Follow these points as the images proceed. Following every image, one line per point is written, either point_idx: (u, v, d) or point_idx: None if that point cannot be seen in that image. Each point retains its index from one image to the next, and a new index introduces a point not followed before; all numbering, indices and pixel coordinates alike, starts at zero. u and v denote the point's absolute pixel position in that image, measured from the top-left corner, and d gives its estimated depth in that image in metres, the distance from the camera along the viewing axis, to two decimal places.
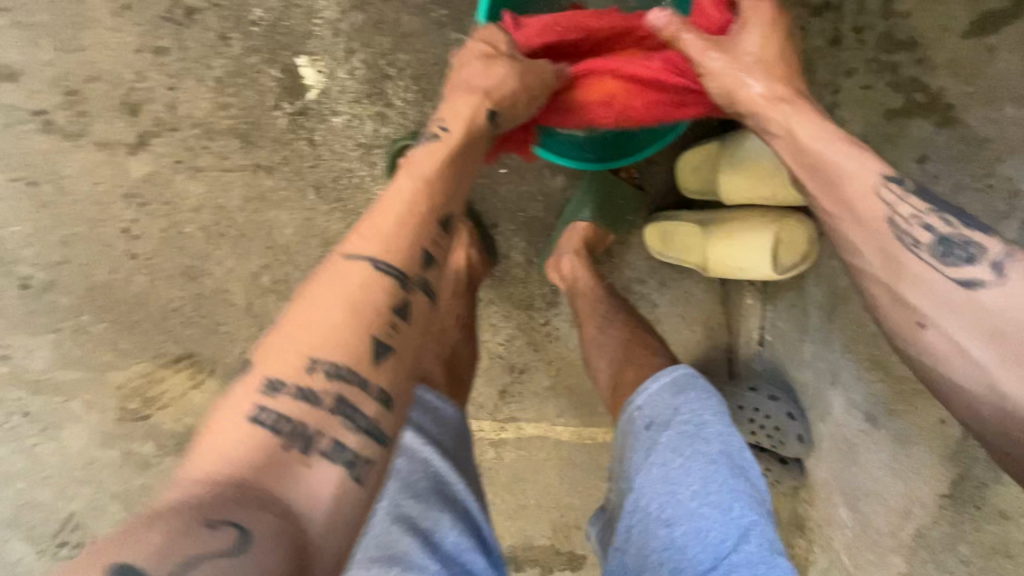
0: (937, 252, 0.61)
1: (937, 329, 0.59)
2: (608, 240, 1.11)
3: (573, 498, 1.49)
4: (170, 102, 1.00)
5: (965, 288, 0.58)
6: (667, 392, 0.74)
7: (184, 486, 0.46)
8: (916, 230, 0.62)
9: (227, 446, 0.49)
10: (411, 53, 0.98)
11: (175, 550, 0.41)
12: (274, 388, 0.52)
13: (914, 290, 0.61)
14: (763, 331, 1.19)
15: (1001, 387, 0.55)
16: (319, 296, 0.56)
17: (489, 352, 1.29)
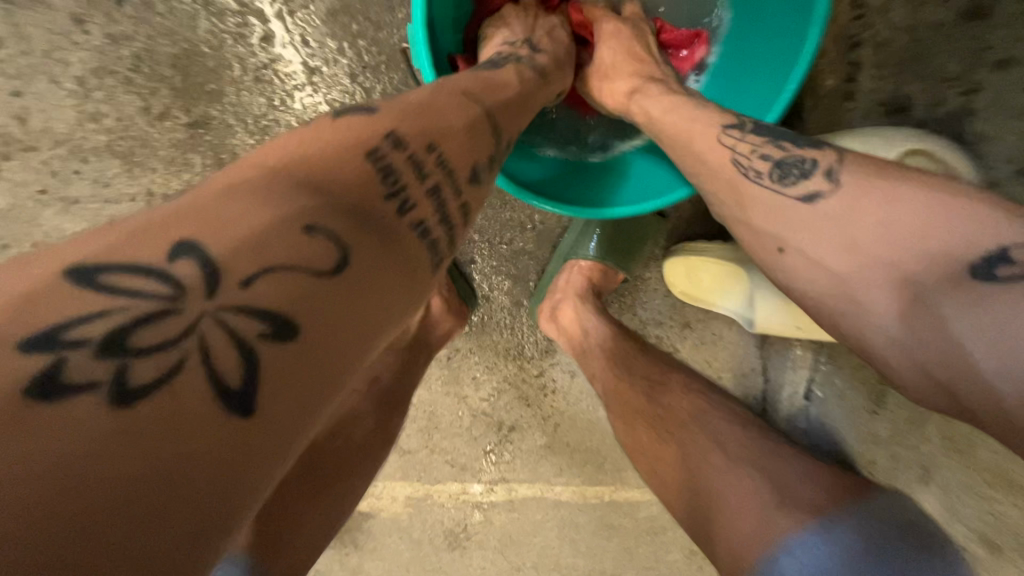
0: (777, 176, 0.54)
1: (793, 249, 0.52)
2: (618, 280, 0.86)
3: (577, 563, 1.26)
4: (19, 113, 0.73)
5: (807, 203, 0.51)
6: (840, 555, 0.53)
7: (276, 176, 0.37)
8: (756, 161, 0.55)
9: (336, 161, 0.40)
10: (343, 38, 0.71)
11: (267, 246, 0.33)
12: (393, 139, 0.43)
13: (766, 216, 0.54)
14: (810, 384, 0.93)
15: (865, 305, 0.48)
16: (437, 104, 0.48)
17: (470, 409, 1.05)
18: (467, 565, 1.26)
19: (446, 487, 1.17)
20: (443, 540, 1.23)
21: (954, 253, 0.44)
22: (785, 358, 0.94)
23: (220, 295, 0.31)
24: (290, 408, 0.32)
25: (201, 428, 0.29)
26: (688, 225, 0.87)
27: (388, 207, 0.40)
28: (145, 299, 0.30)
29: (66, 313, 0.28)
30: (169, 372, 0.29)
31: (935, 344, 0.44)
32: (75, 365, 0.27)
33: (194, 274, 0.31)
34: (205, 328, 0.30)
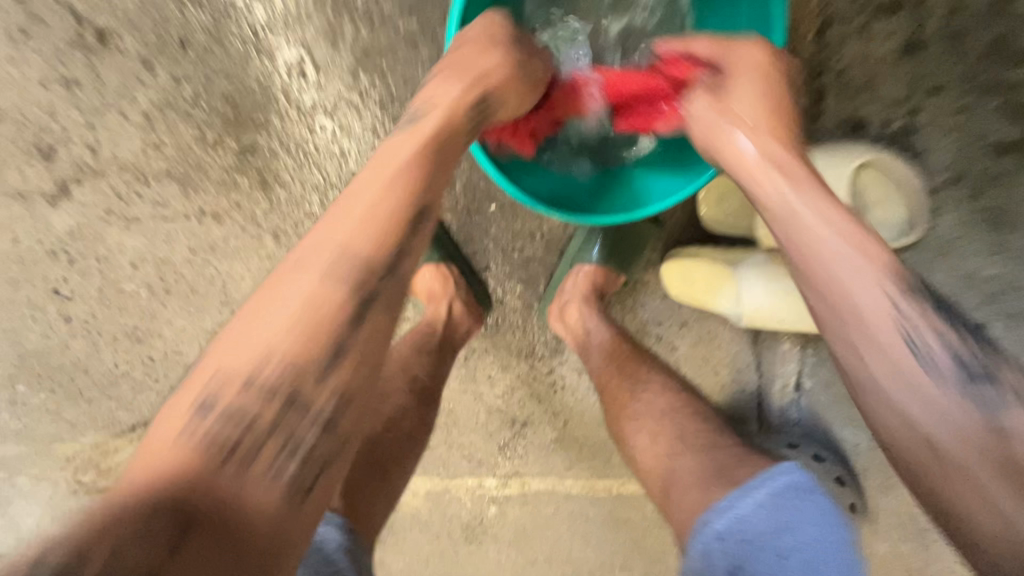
0: (953, 370, 0.45)
1: (954, 459, 0.42)
2: (620, 283, 0.95)
3: (587, 554, 1.33)
4: (91, 144, 0.83)
5: (983, 409, 0.43)
6: (766, 516, 0.61)
7: (142, 465, 0.42)
8: (923, 334, 0.46)
9: (174, 433, 0.43)
10: (374, 73, 0.81)
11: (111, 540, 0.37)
12: (220, 389, 0.44)
13: (927, 409, 0.44)
14: (800, 376, 1.01)
15: None
16: (305, 254, 0.48)
17: (486, 405, 1.13)
18: (483, 557, 1.33)
19: (464, 482, 1.25)
20: (461, 532, 1.31)
21: None
22: (775, 353, 1.02)
23: None
24: None
25: None
26: (682, 231, 0.95)
27: (310, 377, 0.45)
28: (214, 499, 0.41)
29: None
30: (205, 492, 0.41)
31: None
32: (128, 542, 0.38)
33: None
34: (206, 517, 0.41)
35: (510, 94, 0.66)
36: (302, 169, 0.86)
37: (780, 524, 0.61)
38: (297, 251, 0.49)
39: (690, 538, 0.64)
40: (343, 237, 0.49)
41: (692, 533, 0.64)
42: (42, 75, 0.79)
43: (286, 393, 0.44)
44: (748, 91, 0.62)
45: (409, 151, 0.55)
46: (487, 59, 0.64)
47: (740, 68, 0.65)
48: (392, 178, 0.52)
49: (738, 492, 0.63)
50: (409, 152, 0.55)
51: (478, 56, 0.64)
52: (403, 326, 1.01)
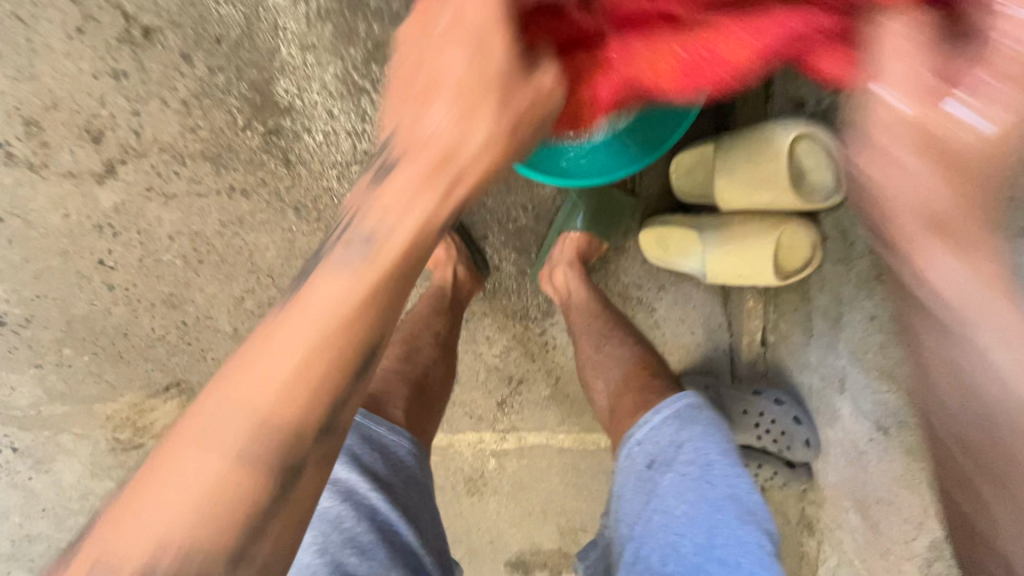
0: None
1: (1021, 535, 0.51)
2: (602, 250, 1.07)
3: (579, 503, 1.46)
4: (136, 128, 0.95)
5: None
6: (669, 426, 0.72)
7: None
8: None
9: (129, 553, 0.39)
10: (384, 63, 0.93)
11: None
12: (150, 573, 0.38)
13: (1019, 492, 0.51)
14: (765, 331, 1.14)
15: None
16: (246, 382, 0.42)
17: (485, 364, 1.26)
18: (485, 507, 1.47)
19: (466, 437, 1.38)
20: (464, 485, 1.44)
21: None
22: (743, 311, 1.14)
23: None
24: None
25: None
26: (658, 202, 1.07)
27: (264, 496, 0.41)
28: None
29: None
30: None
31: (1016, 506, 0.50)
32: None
33: None
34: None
35: (471, 148, 0.51)
36: (321, 149, 0.98)
37: (675, 426, 0.72)
38: (239, 361, 0.43)
39: (620, 450, 0.76)
40: (208, 435, 0.41)
41: (621, 444, 0.76)
42: (95, 67, 0.91)
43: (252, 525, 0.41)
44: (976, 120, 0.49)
45: (300, 314, 0.44)
46: (405, 185, 0.51)
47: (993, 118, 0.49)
48: (371, 288, 0.46)
49: (648, 407, 0.76)
50: (348, 294, 0.45)
51: (405, 176, 0.51)
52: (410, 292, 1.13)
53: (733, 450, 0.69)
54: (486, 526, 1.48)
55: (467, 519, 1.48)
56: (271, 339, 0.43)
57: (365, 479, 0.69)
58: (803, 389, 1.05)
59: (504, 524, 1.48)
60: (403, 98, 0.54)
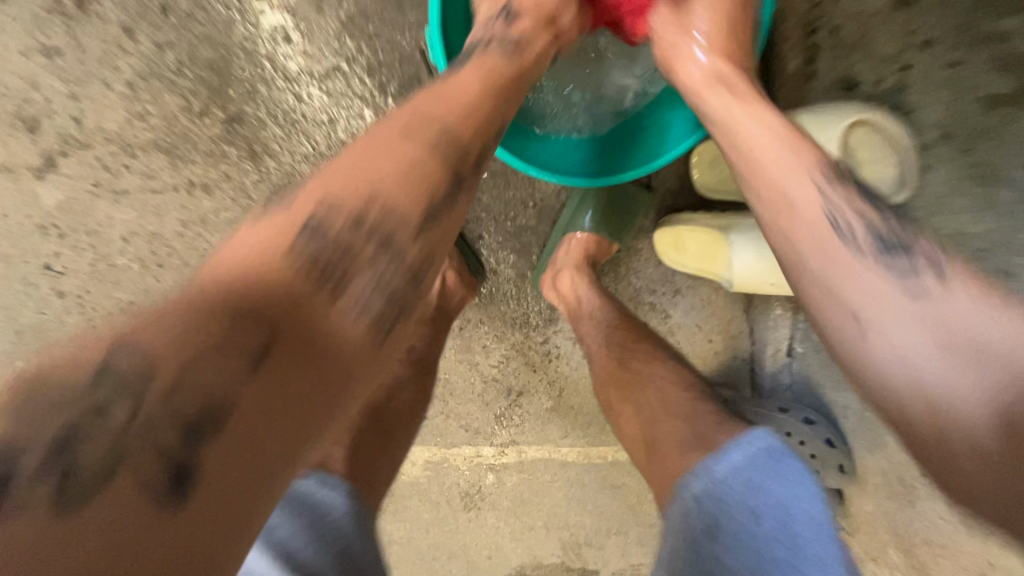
0: (880, 251, 0.50)
1: (880, 333, 0.47)
2: (613, 251, 0.95)
3: (584, 519, 1.36)
4: (77, 115, 0.82)
5: (905, 284, 0.48)
6: (739, 482, 0.60)
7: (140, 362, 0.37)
8: (861, 233, 0.51)
9: (246, 265, 0.43)
10: (360, 39, 0.80)
11: (163, 433, 0.36)
12: (310, 232, 0.46)
13: (842, 277, 0.50)
14: (792, 341, 1.03)
15: (931, 370, 0.44)
16: (378, 143, 0.51)
17: (482, 375, 1.14)
18: (482, 524, 1.37)
19: (461, 451, 1.27)
20: (459, 500, 1.34)
21: (898, 298, 0.47)
22: (767, 318, 1.03)
23: (160, 418, 0.36)
24: (236, 484, 0.37)
25: (146, 535, 0.33)
26: (676, 197, 0.95)
27: (320, 293, 0.45)
28: (88, 426, 0.35)
29: (69, 422, 0.35)
30: (103, 473, 0.34)
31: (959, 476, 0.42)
32: (20, 490, 0.32)
33: (160, 480, 0.35)
34: (131, 438, 0.35)
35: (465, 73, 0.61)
36: (290, 139, 0.85)
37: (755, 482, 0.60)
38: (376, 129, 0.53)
39: (670, 501, 0.65)
40: (225, 260, 0.44)
41: (673, 493, 0.64)
42: (23, 43, 0.78)
43: (378, 241, 0.48)
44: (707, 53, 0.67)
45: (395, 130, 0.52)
46: (464, 79, 0.61)
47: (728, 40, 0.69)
48: (478, 96, 0.59)
49: (711, 452, 0.63)
50: (450, 117, 0.55)
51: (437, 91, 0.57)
52: None
53: (827, 519, 0.57)
54: (483, 543, 1.38)
55: (464, 535, 1.38)
56: (354, 153, 0.50)
57: (277, 564, 0.56)
58: (837, 408, 0.94)
59: (503, 540, 1.38)
60: None
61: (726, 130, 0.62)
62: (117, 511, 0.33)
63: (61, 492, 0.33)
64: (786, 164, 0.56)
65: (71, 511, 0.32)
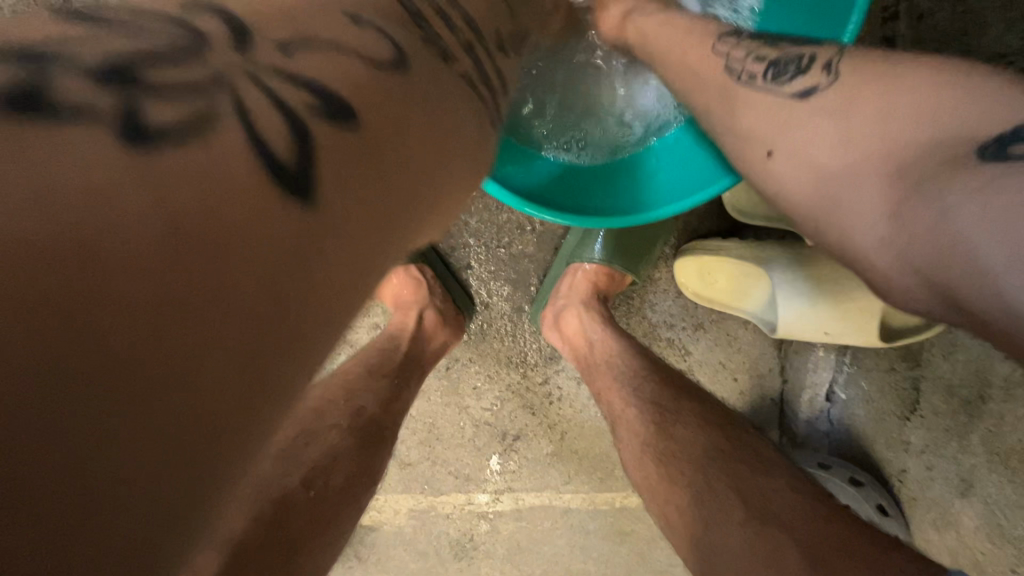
0: (771, 76, 0.50)
1: (783, 151, 0.48)
2: (626, 283, 0.80)
3: (590, 570, 1.21)
4: None
5: (802, 97, 0.48)
6: None
7: (257, 3, 0.30)
8: (751, 64, 0.52)
9: None
10: None
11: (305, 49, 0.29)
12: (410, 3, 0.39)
13: (760, 120, 0.50)
14: (833, 385, 0.87)
15: (827, 166, 0.44)
16: None
17: (473, 419, 1.00)
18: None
19: (451, 498, 1.13)
20: (449, 551, 1.19)
21: (928, 149, 0.39)
22: (807, 359, 0.88)
23: (271, 87, 0.27)
24: (374, 219, 0.28)
25: (253, 233, 0.23)
26: (702, 221, 0.79)
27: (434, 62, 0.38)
28: (157, 64, 0.24)
29: (64, 41, 0.23)
30: (196, 119, 0.24)
31: (925, 296, 0.39)
32: (65, 84, 0.22)
33: (262, 128, 0.25)
34: (234, 92, 0.25)
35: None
36: None
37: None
38: None
39: None
40: None
41: None
42: None
43: (469, 46, 0.43)
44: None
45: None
46: None
47: None
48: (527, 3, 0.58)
49: None
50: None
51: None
52: (369, 333, 0.85)
53: None
54: None
55: None
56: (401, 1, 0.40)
57: None
58: (892, 469, 0.80)
59: None
60: None
61: (743, 128, 0.52)
62: (218, 169, 0.23)
63: (133, 126, 0.22)
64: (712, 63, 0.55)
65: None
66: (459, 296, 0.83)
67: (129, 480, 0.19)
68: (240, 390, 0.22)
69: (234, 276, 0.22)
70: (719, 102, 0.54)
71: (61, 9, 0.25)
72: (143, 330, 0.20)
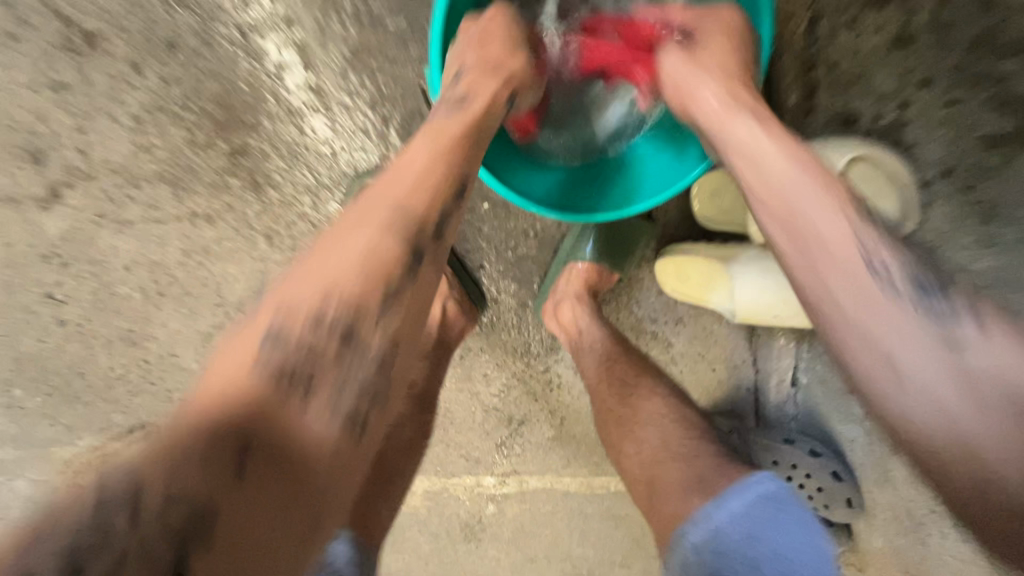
0: (916, 284, 0.48)
1: (850, 328, 0.48)
2: (613, 280, 0.95)
3: (587, 551, 1.33)
4: (83, 147, 0.83)
5: (938, 322, 0.46)
6: (738, 525, 0.63)
7: (184, 416, 0.42)
8: (872, 245, 0.50)
9: (287, 292, 0.46)
10: (364, 73, 0.81)
11: (197, 437, 0.40)
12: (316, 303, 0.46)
13: (857, 300, 0.48)
14: (796, 371, 1.01)
15: (913, 378, 0.45)
16: (395, 172, 0.53)
17: (482, 404, 1.13)
18: (483, 554, 1.34)
19: (462, 481, 1.25)
20: (459, 532, 1.31)
21: (984, 397, 0.43)
22: (771, 349, 1.01)
23: (152, 533, 0.37)
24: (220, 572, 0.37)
25: None
26: (677, 228, 0.94)
27: (328, 347, 0.45)
28: (98, 536, 0.36)
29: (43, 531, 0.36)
30: (111, 556, 0.36)
31: (975, 509, 0.42)
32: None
33: (121, 518, 0.37)
34: (128, 510, 0.37)
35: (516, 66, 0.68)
36: (292, 170, 0.86)
37: (753, 523, 0.62)
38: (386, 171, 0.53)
39: (670, 551, 0.66)
40: (295, 290, 0.46)
41: (672, 541, 0.66)
42: (31, 78, 0.79)
43: (353, 309, 0.46)
44: (678, 62, 0.67)
45: (429, 150, 0.54)
46: (431, 128, 0.57)
47: (713, 34, 0.68)
48: (467, 136, 0.57)
49: (710, 497, 0.65)
50: (435, 140, 0.55)
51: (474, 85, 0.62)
52: None
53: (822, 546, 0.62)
54: (483, 575, 1.36)
55: (463, 566, 1.35)
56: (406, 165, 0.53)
57: None
58: (843, 441, 0.93)
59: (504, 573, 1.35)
60: (475, 47, 0.66)
61: (761, 199, 0.54)
62: (123, 548, 0.36)
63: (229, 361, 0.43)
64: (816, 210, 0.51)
65: None
66: (472, 289, 0.97)
67: None
68: None
69: None
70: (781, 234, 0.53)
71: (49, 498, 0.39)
72: None
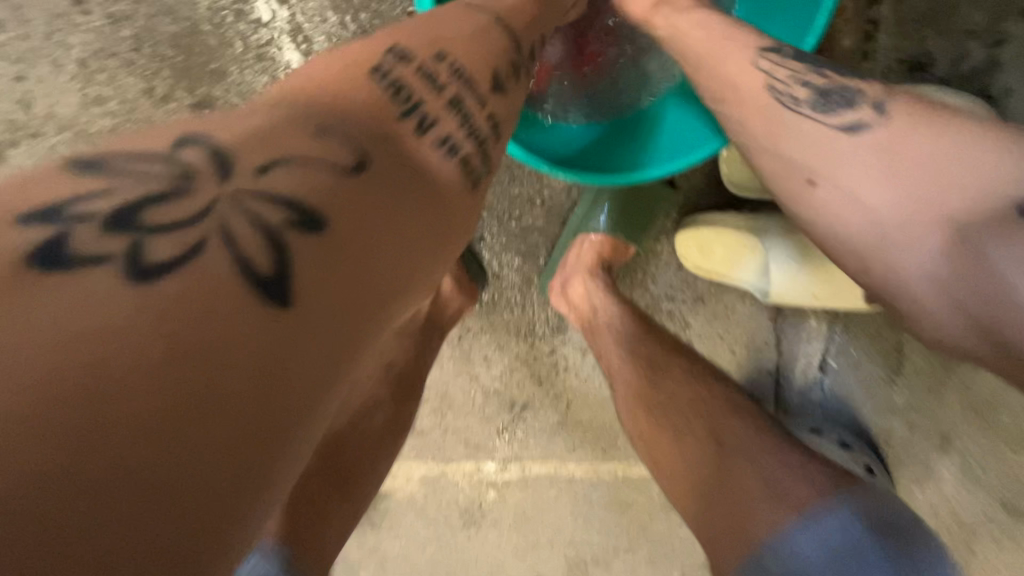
0: (818, 105, 0.54)
1: (827, 182, 0.52)
2: (629, 253, 0.85)
3: (592, 535, 1.21)
4: (23, 98, 0.72)
5: (851, 132, 0.52)
6: (872, 547, 0.51)
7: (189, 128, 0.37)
8: (794, 88, 0.55)
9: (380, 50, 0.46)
10: (345, 12, 0.70)
11: (179, 203, 0.32)
12: (378, 71, 0.44)
13: (815, 154, 0.53)
14: (826, 354, 0.89)
15: (884, 217, 0.50)
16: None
17: (482, 387, 1.08)
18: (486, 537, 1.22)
19: (461, 466, 1.17)
20: (460, 515, 1.21)
21: (991, 194, 0.46)
22: (800, 330, 0.90)
23: (231, 221, 0.33)
24: (321, 363, 0.33)
25: (238, 333, 0.30)
26: (700, 196, 0.85)
27: (406, 123, 0.44)
28: (172, 204, 0.32)
29: (61, 199, 0.31)
30: (187, 254, 0.31)
31: (957, 329, 0.48)
32: (93, 236, 0.30)
33: (184, 341, 0.29)
34: (223, 227, 0.32)
35: None
36: None
37: (859, 563, 0.51)
38: None
39: (769, 547, 0.52)
40: (358, 56, 0.45)
41: (773, 537, 0.53)
42: None
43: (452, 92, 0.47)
44: None
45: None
46: None
47: None
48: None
49: (824, 497, 0.54)
50: None
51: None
52: None
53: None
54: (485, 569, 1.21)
55: (463, 553, 1.22)
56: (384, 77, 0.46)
57: None
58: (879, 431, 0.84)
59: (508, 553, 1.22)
60: None
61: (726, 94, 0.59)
62: (208, 302, 0.30)
63: (42, 263, 0.29)
64: (752, 78, 0.57)
65: (22, 295, 0.27)
66: (473, 261, 0.88)
67: (208, 438, 0.28)
68: (245, 459, 0.29)
69: (193, 421, 0.28)
70: (758, 121, 0.57)
71: (70, 159, 0.34)
72: (160, 428, 0.27)
